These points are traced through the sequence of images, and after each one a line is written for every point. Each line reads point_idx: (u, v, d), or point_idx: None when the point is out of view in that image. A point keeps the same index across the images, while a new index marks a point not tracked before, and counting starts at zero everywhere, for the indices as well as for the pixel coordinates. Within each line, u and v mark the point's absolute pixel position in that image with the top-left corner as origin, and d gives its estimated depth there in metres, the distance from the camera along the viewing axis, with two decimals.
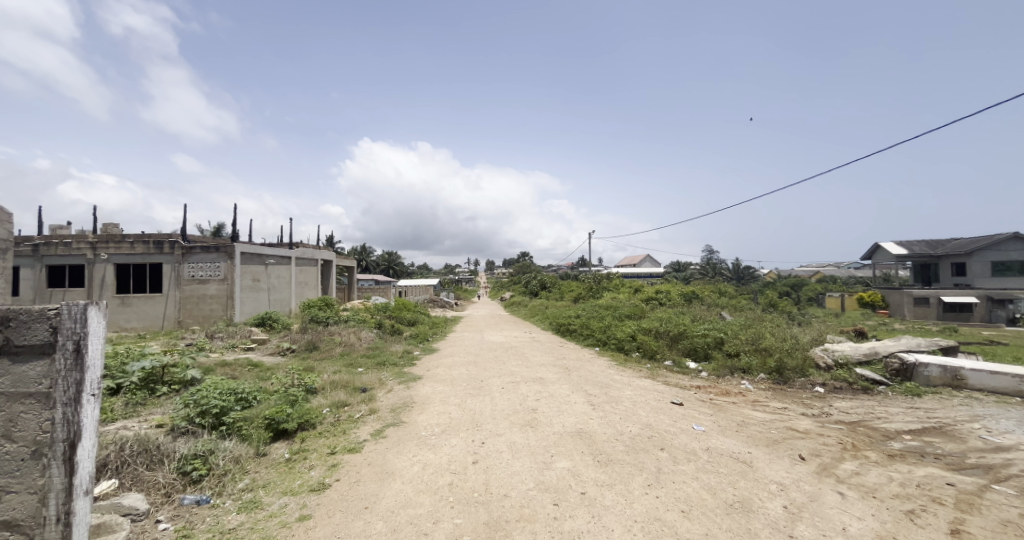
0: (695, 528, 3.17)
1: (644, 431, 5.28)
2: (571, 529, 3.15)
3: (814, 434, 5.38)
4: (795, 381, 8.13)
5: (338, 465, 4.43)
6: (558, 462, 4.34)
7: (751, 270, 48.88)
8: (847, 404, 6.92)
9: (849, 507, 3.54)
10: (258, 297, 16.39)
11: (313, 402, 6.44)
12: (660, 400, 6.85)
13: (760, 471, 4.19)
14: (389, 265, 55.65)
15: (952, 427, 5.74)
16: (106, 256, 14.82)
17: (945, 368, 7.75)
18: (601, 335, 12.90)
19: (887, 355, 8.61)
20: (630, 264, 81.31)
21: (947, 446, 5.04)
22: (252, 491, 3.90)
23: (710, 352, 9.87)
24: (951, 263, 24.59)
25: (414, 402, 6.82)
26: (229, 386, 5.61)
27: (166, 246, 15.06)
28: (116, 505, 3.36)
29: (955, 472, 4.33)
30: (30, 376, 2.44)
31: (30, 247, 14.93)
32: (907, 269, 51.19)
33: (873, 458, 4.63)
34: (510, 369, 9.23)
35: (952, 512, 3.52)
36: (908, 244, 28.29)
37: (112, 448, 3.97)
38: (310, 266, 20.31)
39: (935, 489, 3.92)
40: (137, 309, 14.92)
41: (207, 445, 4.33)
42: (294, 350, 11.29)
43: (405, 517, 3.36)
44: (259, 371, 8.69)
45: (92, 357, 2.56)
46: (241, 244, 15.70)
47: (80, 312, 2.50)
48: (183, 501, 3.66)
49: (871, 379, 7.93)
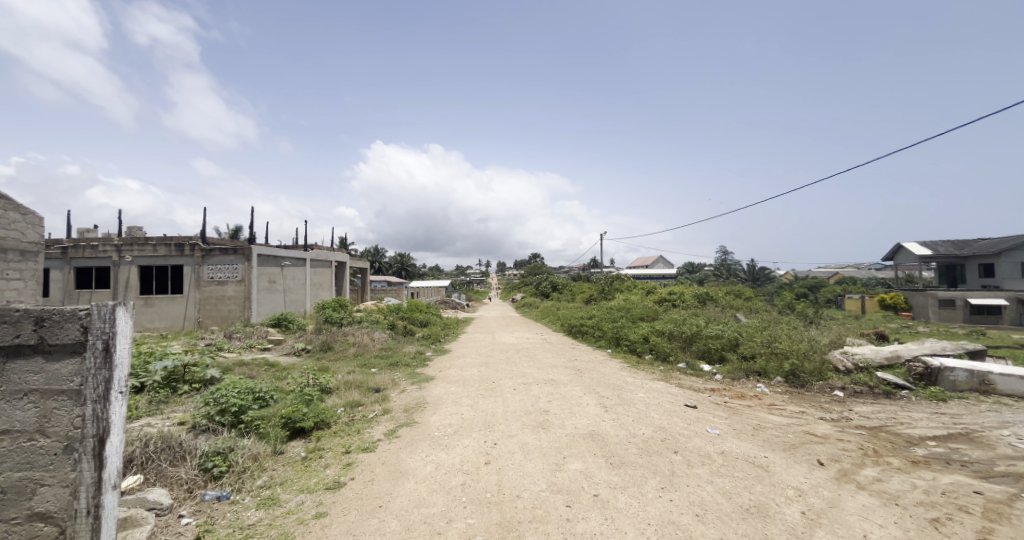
0: (710, 532, 3.13)
1: (657, 433, 5.23)
2: (584, 531, 3.14)
3: (833, 439, 5.26)
4: (813, 385, 7.95)
5: (353, 463, 4.50)
6: (570, 464, 4.34)
7: (767, 271, 48.08)
8: (867, 409, 6.74)
9: (870, 514, 3.46)
10: (274, 298, 16.74)
11: (328, 402, 6.57)
12: (673, 403, 6.78)
13: (777, 476, 4.11)
14: (401, 267, 56.29)
15: (979, 433, 5.54)
16: (130, 258, 15.35)
17: (972, 372, 7.48)
18: (614, 337, 12.85)
19: (910, 360, 8.36)
20: (643, 265, 80.62)
21: (974, 453, 4.87)
22: (270, 488, 3.99)
23: (724, 354, 9.73)
24: (979, 264, 23.77)
25: (426, 402, 6.89)
26: (247, 385, 5.74)
27: (186, 248, 15.50)
28: (142, 500, 3.47)
29: (984, 480, 4.18)
30: (62, 374, 2.54)
31: (60, 249, 15.53)
32: (930, 269, 50.31)
33: (896, 465, 4.51)
34: (521, 370, 9.23)
35: (981, 521, 3.41)
36: (932, 244, 27.42)
37: (137, 444, 4.09)
38: (324, 268, 20.65)
39: (962, 496, 3.80)
40: (160, 309, 15.37)
41: (226, 444, 4.45)
42: (310, 350, 11.50)
43: (419, 516, 3.39)
44: (276, 371, 8.90)
45: (119, 355, 2.67)
46: (258, 246, 16.04)
47: (109, 312, 2.60)
48: (204, 497, 3.76)
49: (893, 383, 7.71)
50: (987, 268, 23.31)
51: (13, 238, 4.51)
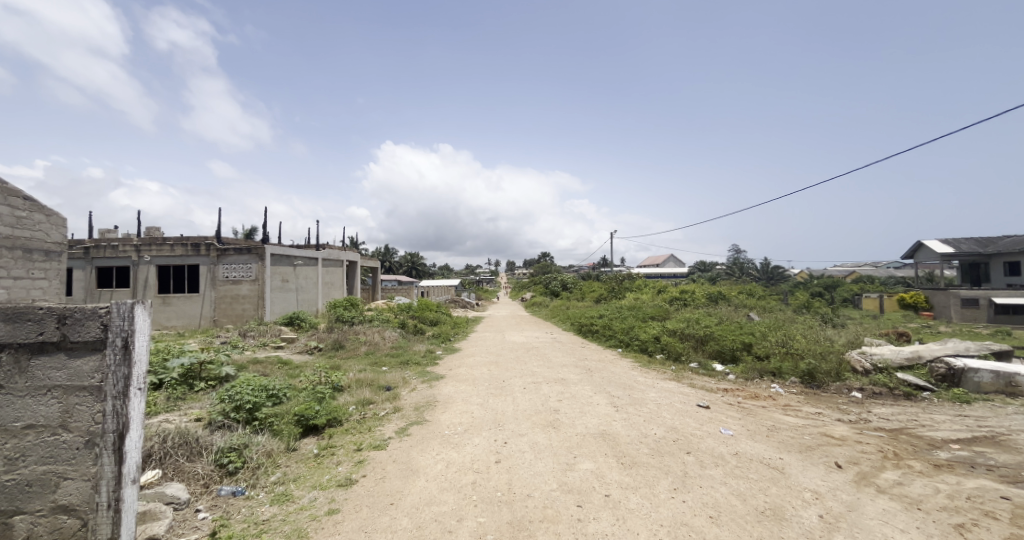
0: (724, 534, 3.09)
1: (669, 434, 5.17)
2: (595, 531, 3.12)
3: (851, 441, 5.14)
4: (830, 385, 7.80)
5: (365, 461, 4.53)
6: (581, 463, 4.31)
7: (781, 269, 47.39)
8: (887, 410, 6.58)
9: (891, 518, 3.37)
10: (287, 297, 16.97)
11: (339, 400, 6.64)
12: (685, 403, 6.71)
13: (793, 478, 4.03)
14: (412, 265, 56.87)
15: (1007, 437, 5.36)
16: (149, 257, 15.73)
17: (998, 374, 7.22)
18: (623, 337, 12.77)
19: (932, 360, 8.16)
20: (655, 264, 79.67)
21: (1001, 457, 4.72)
22: (283, 484, 4.04)
23: (737, 354, 9.55)
24: (1004, 262, 23.04)
25: (437, 401, 6.91)
26: (261, 383, 5.82)
27: (202, 248, 15.82)
28: (161, 494, 3.56)
29: (1011, 485, 4.03)
30: (84, 370, 2.60)
31: (82, 249, 16.00)
32: (951, 268, 50.03)
33: (917, 468, 4.38)
34: (531, 369, 9.19)
35: (1007, 527, 3.29)
36: (955, 242, 26.61)
37: (156, 439, 4.20)
38: (336, 267, 20.85)
39: (987, 502, 3.68)
40: (177, 308, 15.71)
41: (241, 439, 4.52)
42: (321, 349, 11.62)
43: (430, 514, 3.40)
44: (290, 369, 9.05)
45: (138, 353, 2.71)
46: (271, 245, 16.28)
47: (128, 311, 2.65)
48: (220, 493, 3.83)
49: (914, 385, 7.52)
50: (1012, 266, 22.53)
51: (39, 239, 4.79)
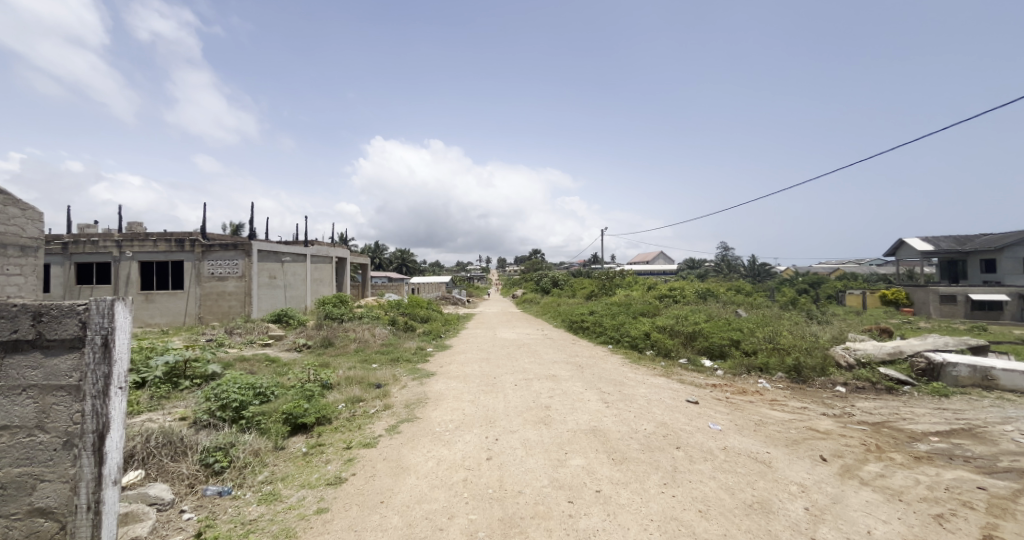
0: (713, 528, 3.12)
1: (659, 429, 5.21)
2: (585, 527, 3.12)
3: (836, 435, 5.25)
4: (815, 380, 7.96)
5: (354, 459, 4.49)
6: (572, 460, 4.32)
7: (767, 267, 48.19)
8: (870, 404, 6.73)
9: (873, 509, 3.45)
10: (275, 294, 16.73)
11: (329, 397, 6.57)
12: (675, 398, 6.78)
13: (780, 471, 4.11)
14: (402, 262, 56.46)
15: (983, 428, 5.52)
16: (131, 254, 15.33)
17: (975, 368, 7.48)
18: (613, 333, 12.86)
19: (912, 355, 8.35)
20: (645, 261, 80.31)
21: (977, 449, 4.86)
22: (271, 484, 3.98)
23: (725, 350, 9.68)
24: (981, 259, 23.80)
25: (427, 398, 6.87)
26: (248, 381, 5.74)
27: (186, 244, 15.47)
28: (143, 495, 3.47)
29: (987, 476, 4.15)
30: (61, 369, 2.51)
31: (60, 245, 15.52)
32: (931, 265, 51.72)
33: (898, 461, 4.49)
34: (522, 366, 9.21)
35: (985, 517, 3.39)
36: (935, 240, 27.30)
37: (139, 439, 4.11)
38: (325, 263, 20.61)
39: (965, 492, 3.79)
40: (161, 305, 15.38)
41: (227, 438, 4.44)
42: (311, 346, 11.50)
43: (421, 512, 3.38)
44: (277, 366, 8.92)
45: (119, 351, 2.64)
46: (258, 241, 16.00)
47: (107, 307, 2.57)
48: (205, 493, 3.76)
49: (895, 379, 7.71)
50: (989, 264, 23.27)
51: (13, 234, 4.61)
